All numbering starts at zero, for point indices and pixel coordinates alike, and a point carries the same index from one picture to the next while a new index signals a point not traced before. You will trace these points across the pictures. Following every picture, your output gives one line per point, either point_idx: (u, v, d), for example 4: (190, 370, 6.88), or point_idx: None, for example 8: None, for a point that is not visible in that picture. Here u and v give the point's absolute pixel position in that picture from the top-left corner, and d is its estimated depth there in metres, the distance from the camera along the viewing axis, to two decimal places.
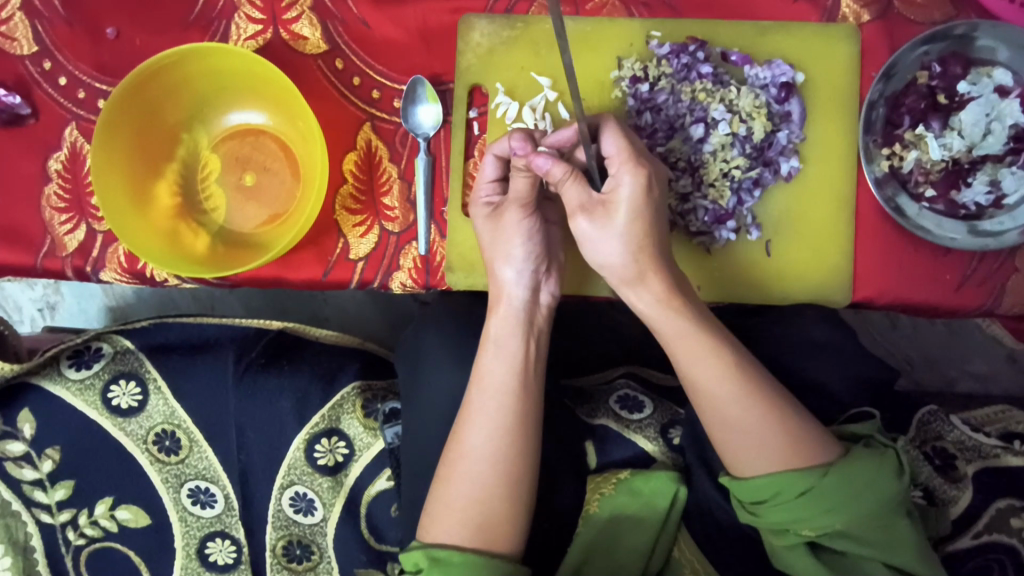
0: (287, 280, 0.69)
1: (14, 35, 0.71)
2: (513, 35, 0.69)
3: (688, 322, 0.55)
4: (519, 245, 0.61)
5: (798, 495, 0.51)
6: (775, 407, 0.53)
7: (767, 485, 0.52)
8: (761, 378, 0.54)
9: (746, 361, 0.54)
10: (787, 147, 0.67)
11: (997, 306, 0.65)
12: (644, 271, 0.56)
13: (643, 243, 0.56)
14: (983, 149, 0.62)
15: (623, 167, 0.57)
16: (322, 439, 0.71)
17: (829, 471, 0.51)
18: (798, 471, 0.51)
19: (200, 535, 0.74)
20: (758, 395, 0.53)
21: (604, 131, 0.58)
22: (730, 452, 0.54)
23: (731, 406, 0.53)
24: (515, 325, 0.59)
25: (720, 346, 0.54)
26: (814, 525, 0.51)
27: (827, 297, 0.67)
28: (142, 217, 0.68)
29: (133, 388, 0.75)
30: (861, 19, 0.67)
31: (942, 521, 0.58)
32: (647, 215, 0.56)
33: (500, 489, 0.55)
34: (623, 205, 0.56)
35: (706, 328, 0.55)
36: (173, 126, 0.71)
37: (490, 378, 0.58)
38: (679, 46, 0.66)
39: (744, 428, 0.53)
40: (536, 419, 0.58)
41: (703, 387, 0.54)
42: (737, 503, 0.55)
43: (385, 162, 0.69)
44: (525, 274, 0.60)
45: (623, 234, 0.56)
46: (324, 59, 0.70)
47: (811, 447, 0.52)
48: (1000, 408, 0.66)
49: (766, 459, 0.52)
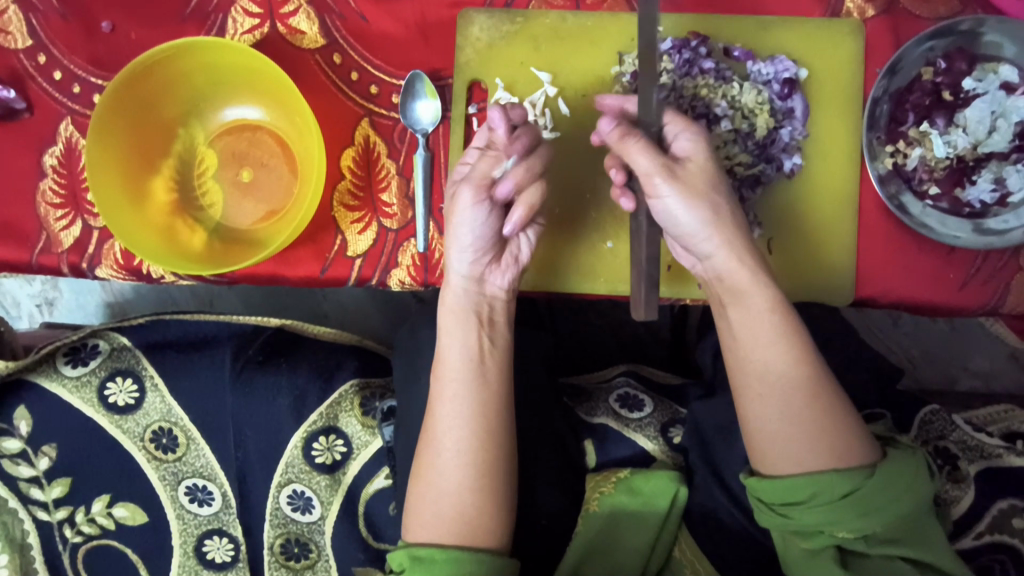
0: (285, 277, 0.68)
1: (9, 29, 0.70)
2: (513, 29, 0.68)
3: (769, 299, 0.54)
4: (469, 238, 0.57)
5: (839, 497, 0.50)
6: (826, 397, 0.52)
7: (804, 485, 0.51)
8: (821, 374, 0.53)
9: (810, 353, 0.53)
10: (790, 144, 0.66)
11: (1001, 305, 0.64)
12: (722, 215, 0.54)
13: (725, 202, 0.55)
14: (988, 146, 0.61)
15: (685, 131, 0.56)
16: (319, 438, 0.71)
17: (874, 473, 0.50)
18: (843, 471, 0.50)
19: (198, 533, 0.74)
20: (815, 390, 0.52)
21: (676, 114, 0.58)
22: (782, 445, 0.52)
23: (786, 400, 0.52)
24: (462, 316, 0.58)
25: (790, 332, 0.53)
26: (851, 527, 0.50)
27: (828, 296, 0.66)
28: (137, 211, 0.68)
29: (130, 385, 0.75)
30: (865, 14, 0.67)
31: (948, 522, 0.56)
32: (717, 175, 0.55)
33: (473, 482, 0.55)
34: (695, 167, 0.54)
35: (785, 313, 0.54)
36: (168, 121, 0.71)
37: (445, 367, 0.57)
38: (681, 41, 0.65)
39: (795, 418, 0.52)
40: (501, 411, 0.57)
41: (769, 373, 0.53)
42: (761, 506, 0.54)
43: (384, 158, 0.68)
44: (467, 262, 0.58)
45: (706, 195, 0.54)
46: (322, 53, 0.69)
47: (857, 445, 0.51)
48: (1002, 408, 0.66)
49: (814, 455, 0.51)
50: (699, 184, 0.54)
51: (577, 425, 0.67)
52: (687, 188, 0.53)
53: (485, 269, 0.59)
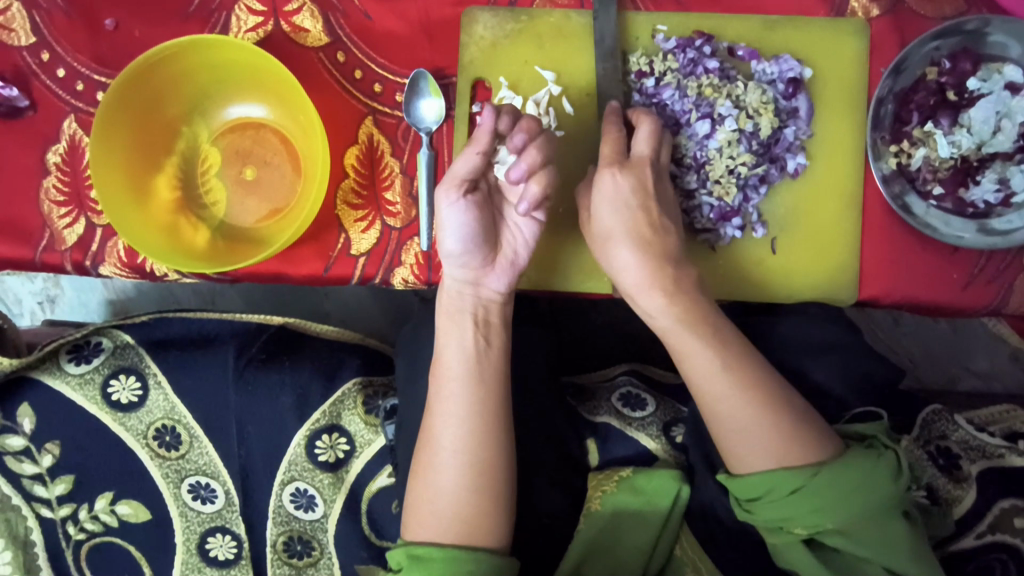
0: (288, 275, 0.68)
1: (12, 26, 0.70)
2: (517, 28, 0.68)
3: (676, 318, 0.56)
4: (454, 240, 0.57)
5: (788, 493, 0.51)
6: (758, 401, 0.53)
7: (756, 484, 0.52)
8: (751, 379, 0.54)
9: (736, 360, 0.54)
10: (794, 144, 0.66)
11: (1004, 305, 0.64)
12: (619, 240, 0.58)
13: (630, 227, 0.58)
14: (993, 146, 0.61)
15: (605, 166, 0.60)
16: (322, 436, 0.71)
17: (819, 471, 0.50)
18: (789, 469, 0.51)
19: (201, 530, 0.74)
20: (744, 396, 0.53)
21: (638, 129, 0.61)
22: (722, 450, 0.54)
23: (719, 410, 0.54)
24: (457, 317, 0.59)
25: (708, 343, 0.55)
26: (805, 523, 0.51)
27: (831, 296, 0.67)
28: (140, 209, 0.68)
29: (133, 382, 0.75)
30: (870, 13, 0.67)
31: (946, 521, 0.57)
32: (623, 202, 0.59)
33: (469, 482, 0.55)
34: (602, 199, 0.59)
35: (696, 327, 0.56)
36: (172, 119, 0.71)
37: (442, 367, 0.58)
38: (685, 40, 0.66)
39: (731, 426, 0.53)
40: (499, 410, 0.57)
41: (696, 388, 0.55)
42: (734, 501, 0.55)
43: (388, 157, 0.68)
44: (460, 270, 0.59)
45: (612, 226, 0.59)
46: (326, 52, 0.69)
47: (804, 445, 0.52)
48: (1005, 407, 0.66)
49: (758, 457, 0.52)
50: (604, 218, 0.59)
51: (580, 425, 0.67)
52: (595, 228, 0.60)
53: (478, 275, 0.59)
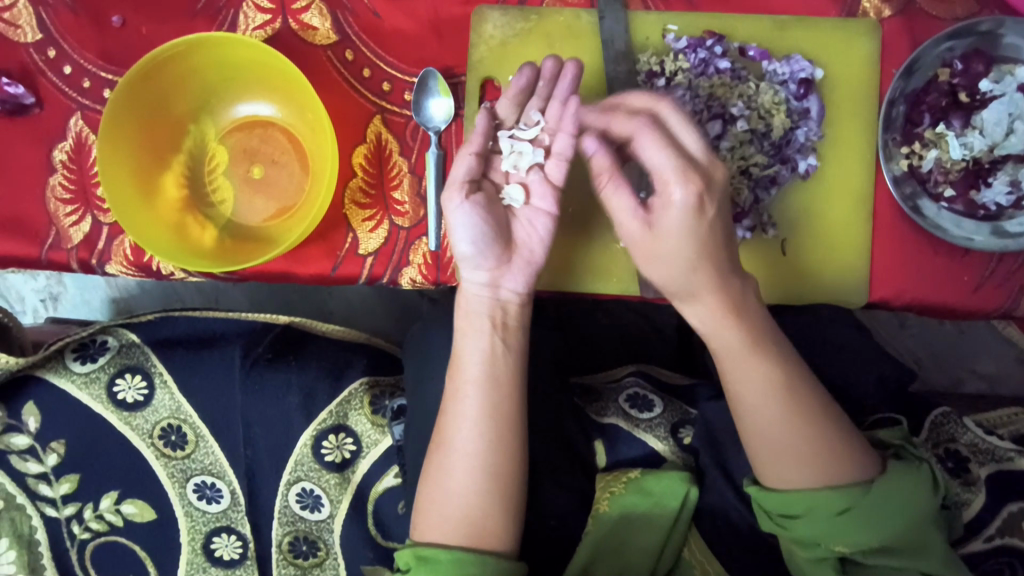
0: (296, 274, 0.68)
1: (18, 22, 0.70)
2: (526, 28, 0.68)
3: (746, 341, 0.52)
4: (466, 242, 0.57)
5: (836, 514, 0.50)
6: (810, 420, 0.51)
7: (800, 501, 0.51)
8: (806, 399, 0.52)
9: (795, 380, 0.52)
10: (805, 145, 0.66)
11: (1016, 307, 0.64)
12: (692, 272, 0.51)
13: (704, 255, 0.51)
14: (1005, 148, 0.60)
15: (674, 179, 0.50)
16: (329, 436, 0.70)
17: (871, 489, 0.50)
18: (835, 489, 0.50)
19: (206, 530, 0.73)
20: (795, 413, 0.51)
21: (676, 133, 0.52)
22: (759, 464, 0.53)
23: (769, 425, 0.52)
24: (478, 321, 0.58)
25: (769, 357, 0.52)
26: (849, 542, 0.50)
27: (841, 297, 0.66)
28: (147, 208, 0.67)
29: (139, 381, 0.75)
30: (881, 14, 0.66)
31: (958, 525, 0.56)
32: (701, 234, 0.51)
33: (480, 484, 0.55)
34: (670, 222, 0.51)
35: (760, 342, 0.53)
36: (180, 117, 0.70)
37: (461, 369, 0.57)
38: (696, 40, 0.65)
39: (782, 445, 0.51)
40: (514, 417, 0.56)
41: (746, 405, 0.53)
42: (763, 515, 0.54)
43: (396, 155, 0.68)
44: (479, 271, 0.58)
45: (681, 253, 0.51)
46: (334, 50, 0.69)
47: (846, 463, 0.51)
48: (1014, 410, 0.65)
49: (800, 473, 0.51)
50: (670, 242, 0.51)
51: (588, 426, 0.67)
52: (651, 247, 0.52)
53: (497, 274, 0.59)
